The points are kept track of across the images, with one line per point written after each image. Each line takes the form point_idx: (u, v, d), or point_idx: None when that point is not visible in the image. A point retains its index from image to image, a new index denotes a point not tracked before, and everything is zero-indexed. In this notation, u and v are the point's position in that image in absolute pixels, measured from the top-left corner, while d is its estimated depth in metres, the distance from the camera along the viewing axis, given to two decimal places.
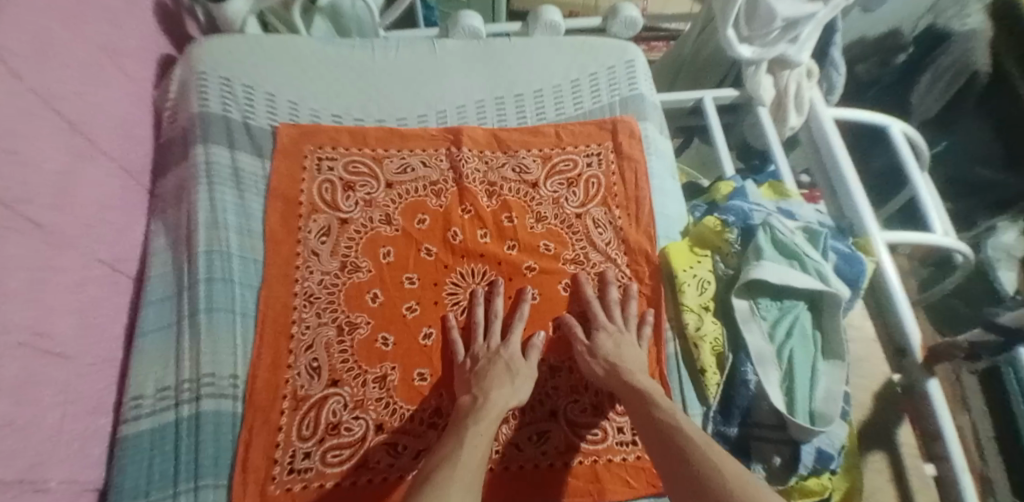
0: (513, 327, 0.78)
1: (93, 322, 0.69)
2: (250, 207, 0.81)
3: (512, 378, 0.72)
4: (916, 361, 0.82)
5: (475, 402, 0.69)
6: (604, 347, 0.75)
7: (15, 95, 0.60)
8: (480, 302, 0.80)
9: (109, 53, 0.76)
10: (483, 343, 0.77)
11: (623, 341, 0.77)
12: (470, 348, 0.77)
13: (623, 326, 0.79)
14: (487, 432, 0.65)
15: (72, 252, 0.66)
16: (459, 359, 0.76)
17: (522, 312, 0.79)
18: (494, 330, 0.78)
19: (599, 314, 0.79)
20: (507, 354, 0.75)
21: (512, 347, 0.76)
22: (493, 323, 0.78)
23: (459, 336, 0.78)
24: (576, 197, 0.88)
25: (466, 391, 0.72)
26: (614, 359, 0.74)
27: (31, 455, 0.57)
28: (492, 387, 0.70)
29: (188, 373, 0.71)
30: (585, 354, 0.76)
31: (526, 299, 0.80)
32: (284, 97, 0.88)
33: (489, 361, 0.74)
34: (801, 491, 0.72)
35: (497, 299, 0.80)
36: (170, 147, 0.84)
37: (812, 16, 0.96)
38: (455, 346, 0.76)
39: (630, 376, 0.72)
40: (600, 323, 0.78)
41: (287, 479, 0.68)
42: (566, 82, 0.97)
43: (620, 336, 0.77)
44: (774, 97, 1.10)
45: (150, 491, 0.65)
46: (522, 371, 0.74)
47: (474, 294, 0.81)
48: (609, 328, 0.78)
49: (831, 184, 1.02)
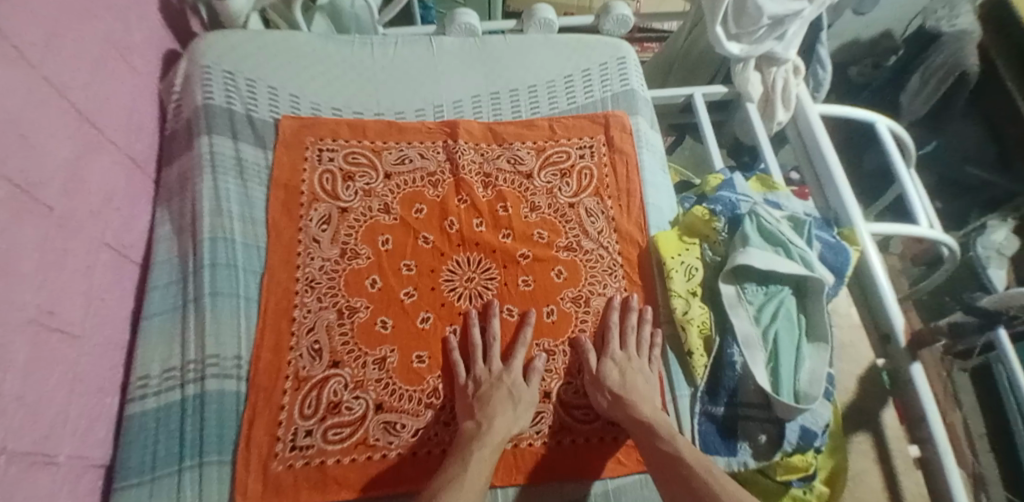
0: (515, 352, 0.78)
1: (99, 304, 0.71)
2: (252, 195, 0.83)
3: (513, 406, 0.74)
4: (901, 347, 0.85)
5: (480, 429, 0.71)
6: (610, 377, 0.76)
7: (28, 82, 0.62)
8: (475, 325, 0.79)
9: (114, 45, 0.78)
10: (484, 366, 0.77)
11: (632, 368, 0.77)
12: (471, 370, 0.77)
13: (635, 352, 0.80)
14: (491, 460, 0.68)
15: (81, 235, 0.68)
16: (460, 381, 0.76)
17: (524, 338, 0.79)
18: (495, 354, 0.78)
19: (613, 339, 0.80)
20: (510, 380, 0.75)
21: (514, 371, 0.77)
22: (492, 346, 0.78)
23: (459, 356, 0.78)
24: (570, 187, 0.91)
25: (470, 416, 0.72)
26: (620, 392, 0.75)
27: (42, 429, 0.59)
28: (496, 414, 0.72)
29: (193, 354, 0.73)
30: (594, 384, 0.76)
31: (530, 323, 0.80)
32: (286, 91, 0.91)
33: (491, 386, 0.74)
34: (786, 467, 0.74)
35: (494, 320, 0.80)
36: (174, 138, 0.87)
37: (798, 14, 1.00)
38: (456, 367, 0.77)
39: (636, 410, 0.73)
40: (610, 350, 0.79)
41: (289, 455, 0.71)
42: (560, 77, 1.00)
43: (628, 364, 0.78)
44: (762, 93, 1.13)
45: (155, 467, 0.68)
46: (524, 398, 0.75)
47: (468, 314, 0.81)
48: (617, 356, 0.78)
49: (818, 179, 1.05)
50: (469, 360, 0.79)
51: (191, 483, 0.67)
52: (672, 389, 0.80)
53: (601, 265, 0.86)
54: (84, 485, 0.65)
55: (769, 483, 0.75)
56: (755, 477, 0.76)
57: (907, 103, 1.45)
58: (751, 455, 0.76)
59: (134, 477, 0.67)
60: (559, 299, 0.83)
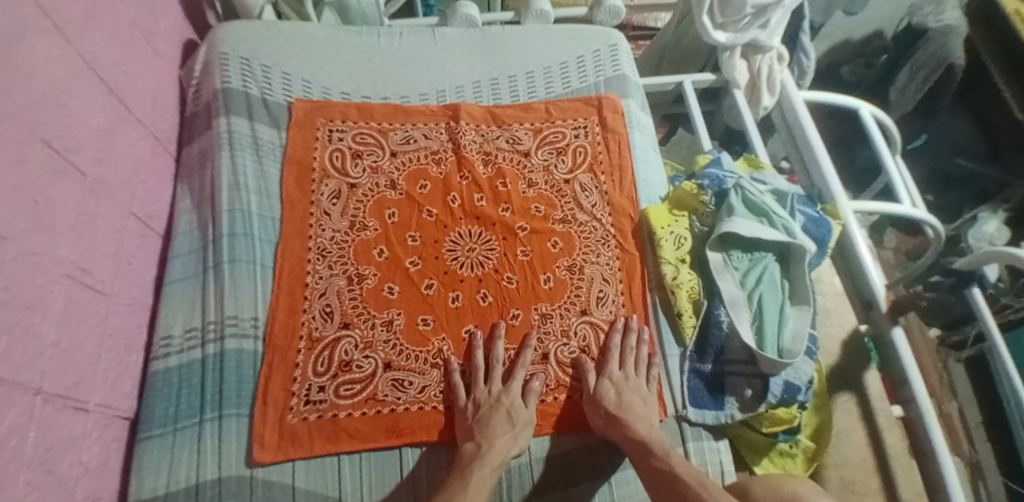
0: (515, 373, 0.79)
1: (128, 266, 0.77)
2: (267, 171, 0.89)
3: (512, 427, 0.75)
4: (883, 311, 0.89)
5: (479, 450, 0.72)
6: (607, 398, 0.77)
7: (65, 59, 0.68)
8: (479, 347, 0.81)
9: (140, 31, 0.86)
10: (484, 388, 0.78)
11: (630, 388, 0.79)
12: (472, 392, 0.78)
13: (633, 372, 0.81)
14: (491, 482, 0.69)
15: (110, 201, 0.74)
16: (460, 404, 0.77)
17: (524, 360, 0.80)
18: (496, 376, 0.79)
19: (612, 359, 0.81)
20: (508, 402, 0.77)
21: (514, 392, 0.78)
22: (494, 367, 0.80)
23: (460, 379, 0.79)
24: (565, 164, 0.96)
25: (470, 438, 0.74)
26: (616, 410, 0.76)
27: (76, 375, 0.64)
28: (496, 435, 0.73)
29: (213, 315, 0.78)
30: (591, 402, 0.78)
31: (531, 345, 0.81)
32: (298, 76, 0.97)
33: (491, 408, 0.76)
34: (772, 419, 0.80)
35: (497, 344, 0.81)
36: (194, 120, 0.94)
37: (779, 4, 1.06)
38: (456, 390, 0.77)
39: (630, 428, 0.74)
40: (607, 370, 0.80)
41: (303, 409, 0.75)
42: (555, 64, 1.05)
43: (625, 384, 0.79)
44: (749, 79, 1.18)
45: (178, 418, 0.73)
46: (522, 418, 0.76)
47: (473, 338, 0.82)
48: (615, 376, 0.80)
49: (803, 160, 1.10)
50: (470, 381, 0.80)
51: (211, 434, 0.72)
52: (663, 348, 0.85)
53: (595, 235, 0.91)
54: (110, 434, 0.70)
55: (758, 435, 0.82)
56: (743, 430, 0.83)
57: (896, 98, 1.50)
58: (738, 408, 0.80)
59: (158, 428, 0.72)
60: (555, 267, 0.88)
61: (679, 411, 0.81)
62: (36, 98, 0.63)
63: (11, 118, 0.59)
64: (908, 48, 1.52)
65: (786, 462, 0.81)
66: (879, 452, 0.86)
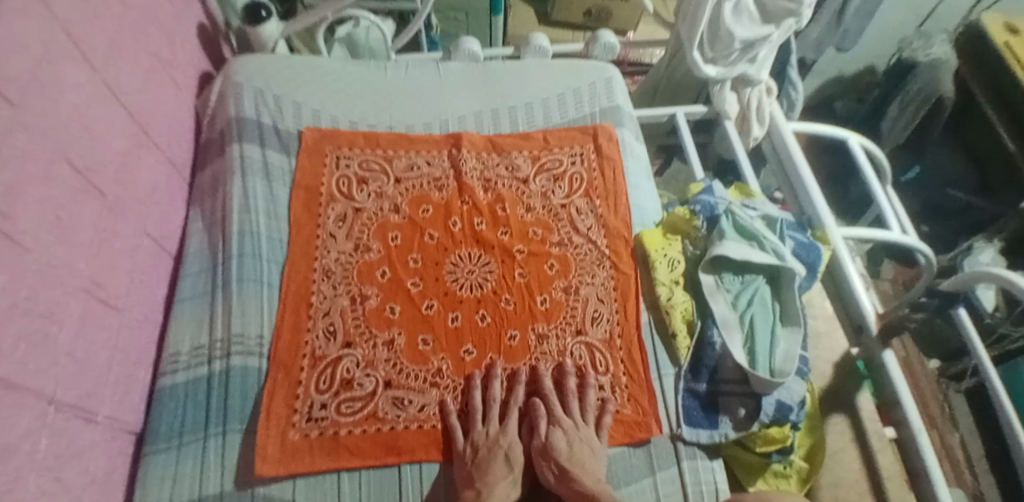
0: (511, 413, 0.81)
1: (139, 283, 0.81)
2: (276, 194, 0.93)
3: (510, 471, 0.77)
4: (874, 335, 0.91)
5: (480, 498, 0.72)
6: (558, 446, 0.78)
7: (91, 89, 0.74)
8: (477, 387, 0.81)
9: (162, 64, 0.92)
10: (482, 428, 0.79)
11: (580, 438, 0.78)
12: (470, 434, 0.79)
13: (583, 420, 0.81)
14: None
15: (124, 221, 0.79)
16: (458, 447, 0.77)
17: (517, 396, 0.82)
18: (493, 416, 0.80)
19: (558, 407, 0.81)
20: (506, 444, 0.78)
21: (508, 434, 0.79)
22: (492, 407, 0.81)
23: (458, 422, 0.79)
24: (562, 190, 1.00)
25: (469, 485, 0.74)
26: (564, 461, 0.76)
27: (86, 386, 0.67)
28: (496, 482, 0.74)
29: (220, 334, 0.81)
30: (541, 451, 0.79)
31: (521, 381, 0.83)
32: (308, 106, 1.02)
33: (489, 452, 0.76)
34: (764, 438, 0.82)
35: (494, 385, 0.82)
36: (207, 146, 0.99)
37: (766, 39, 1.11)
38: (454, 433, 0.78)
39: (576, 481, 0.74)
40: (558, 418, 0.80)
41: (305, 426, 0.77)
42: (553, 95, 1.10)
43: (576, 433, 0.78)
44: (738, 112, 1.23)
45: (183, 432, 0.75)
46: (517, 459, 0.78)
47: (472, 375, 0.83)
48: (565, 423, 0.80)
49: (793, 189, 1.13)
50: (468, 423, 0.81)
51: (216, 448, 0.74)
52: (657, 367, 0.87)
53: (590, 258, 0.94)
54: (117, 447, 0.72)
55: (751, 455, 0.83)
56: (736, 451, 0.83)
57: (886, 131, 1.59)
58: (731, 427, 0.82)
59: (163, 442, 0.74)
60: (551, 288, 0.90)
61: (675, 430, 0.82)
62: (62, 123, 0.68)
63: (40, 141, 0.64)
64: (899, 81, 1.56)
65: (780, 482, 0.82)
66: (873, 476, 0.87)
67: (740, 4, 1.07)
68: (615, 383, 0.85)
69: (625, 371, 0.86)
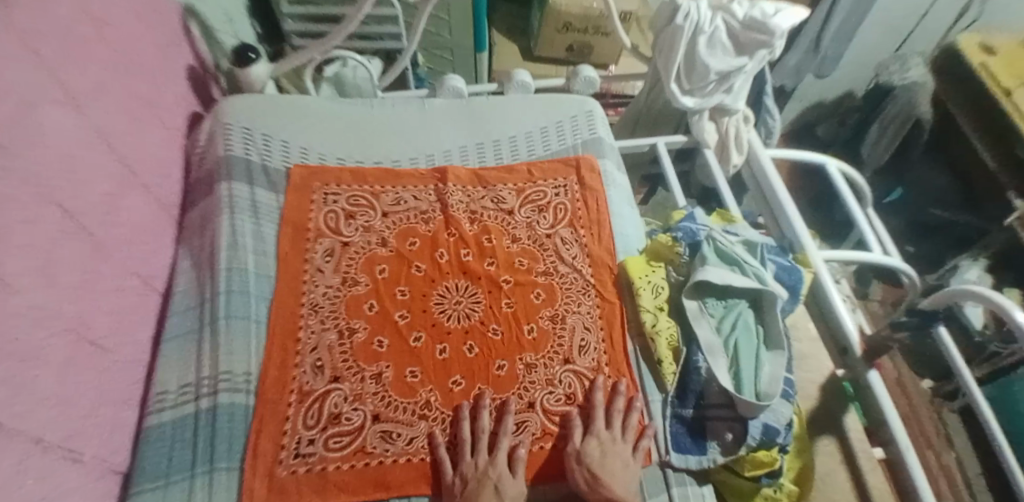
0: (500, 441, 0.80)
1: (126, 322, 0.81)
2: (264, 231, 0.94)
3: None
4: (857, 356, 0.92)
5: None
6: (591, 454, 0.78)
7: (82, 132, 0.76)
8: (465, 419, 0.81)
9: (151, 107, 0.94)
10: (471, 460, 0.78)
11: (614, 449, 0.79)
12: (459, 466, 0.78)
13: (620, 435, 0.82)
14: None
15: (112, 261, 0.80)
16: (448, 479, 0.76)
17: (506, 427, 0.81)
18: (482, 446, 0.79)
19: (598, 418, 0.83)
20: (496, 475, 0.76)
21: (500, 463, 0.78)
22: (481, 438, 0.80)
23: (447, 454, 0.79)
24: (547, 220, 1.02)
25: None
26: (598, 470, 0.77)
27: (71, 427, 0.67)
28: None
29: (207, 371, 0.81)
30: (574, 458, 0.79)
31: (511, 411, 0.82)
32: (296, 144, 1.04)
33: (478, 484, 0.75)
34: (753, 462, 0.81)
35: (482, 415, 0.81)
36: (196, 185, 1.01)
37: (741, 69, 1.15)
38: (443, 465, 0.77)
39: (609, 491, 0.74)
40: (594, 428, 0.82)
41: (292, 462, 0.77)
42: (536, 129, 1.14)
43: (611, 444, 0.80)
44: (717, 140, 1.27)
45: (169, 472, 0.74)
46: (510, 491, 0.76)
47: (460, 407, 0.83)
48: (602, 435, 0.81)
49: (774, 214, 1.16)
50: (457, 455, 0.80)
51: (202, 487, 0.73)
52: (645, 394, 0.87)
53: (576, 286, 0.95)
54: (103, 488, 0.72)
55: (742, 480, 0.83)
56: (726, 475, 0.83)
57: (867, 154, 1.65)
58: (720, 452, 0.82)
59: (149, 482, 0.73)
60: (538, 317, 0.91)
61: (663, 457, 0.83)
62: (52, 166, 0.70)
63: (27, 184, 0.65)
64: (877, 105, 1.62)
65: None
66: (863, 495, 0.87)
67: (713, 37, 1.11)
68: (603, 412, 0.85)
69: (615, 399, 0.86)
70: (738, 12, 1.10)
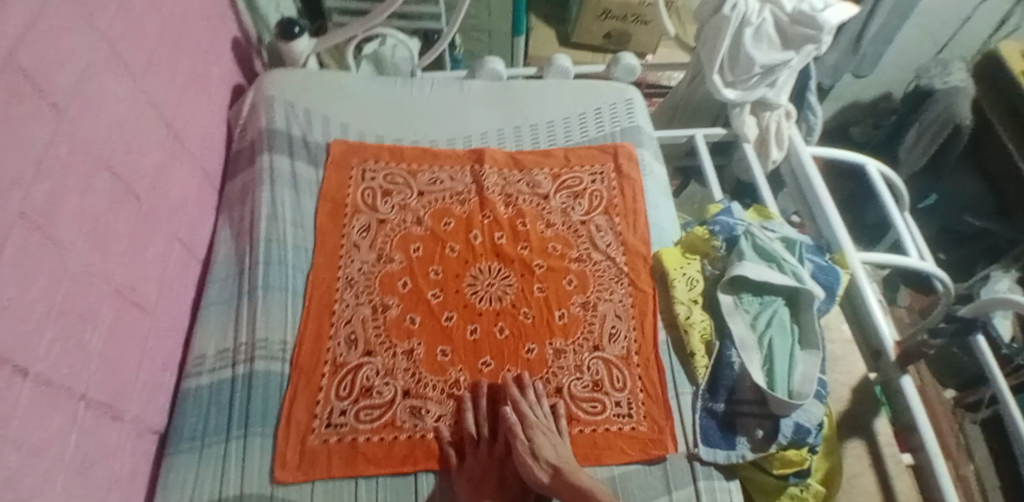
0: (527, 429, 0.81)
1: (170, 286, 0.83)
2: (304, 205, 0.95)
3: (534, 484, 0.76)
4: (891, 360, 0.90)
5: None
6: (540, 446, 0.77)
7: (134, 99, 0.78)
8: (467, 411, 0.81)
9: (198, 77, 0.96)
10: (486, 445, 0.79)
11: (545, 428, 0.79)
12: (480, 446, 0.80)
13: (542, 416, 0.81)
14: None
15: (158, 226, 0.82)
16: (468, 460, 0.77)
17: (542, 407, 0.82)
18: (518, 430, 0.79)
19: (524, 409, 0.80)
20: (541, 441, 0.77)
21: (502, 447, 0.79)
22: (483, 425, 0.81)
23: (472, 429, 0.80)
24: (582, 207, 1.02)
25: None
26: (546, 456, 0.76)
27: (116, 386, 0.70)
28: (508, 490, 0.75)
29: (244, 339, 0.83)
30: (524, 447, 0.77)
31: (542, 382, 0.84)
32: (336, 120, 1.05)
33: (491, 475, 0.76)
34: (782, 460, 0.81)
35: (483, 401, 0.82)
36: (238, 155, 1.02)
37: (786, 64, 1.13)
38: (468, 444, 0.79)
39: (572, 475, 0.74)
40: (524, 416, 0.79)
41: (325, 431, 0.78)
42: (574, 115, 1.13)
43: (540, 426, 0.79)
44: (758, 135, 1.23)
45: (206, 434, 0.76)
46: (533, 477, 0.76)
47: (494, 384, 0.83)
48: (534, 421, 0.79)
49: (812, 213, 1.13)
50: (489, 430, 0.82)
51: (237, 450, 0.75)
52: (675, 386, 0.86)
53: (609, 274, 0.95)
54: (141, 447, 0.75)
55: (769, 477, 0.82)
56: (753, 472, 0.82)
57: (904, 156, 1.59)
58: (749, 448, 0.81)
59: (186, 444, 0.76)
60: (569, 304, 0.91)
61: (691, 449, 0.82)
62: (106, 131, 0.71)
63: (82, 146, 0.67)
64: (916, 108, 1.58)
65: None
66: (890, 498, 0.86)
67: (760, 30, 1.09)
68: (632, 401, 0.84)
69: (642, 388, 0.85)
70: (787, 5, 1.08)
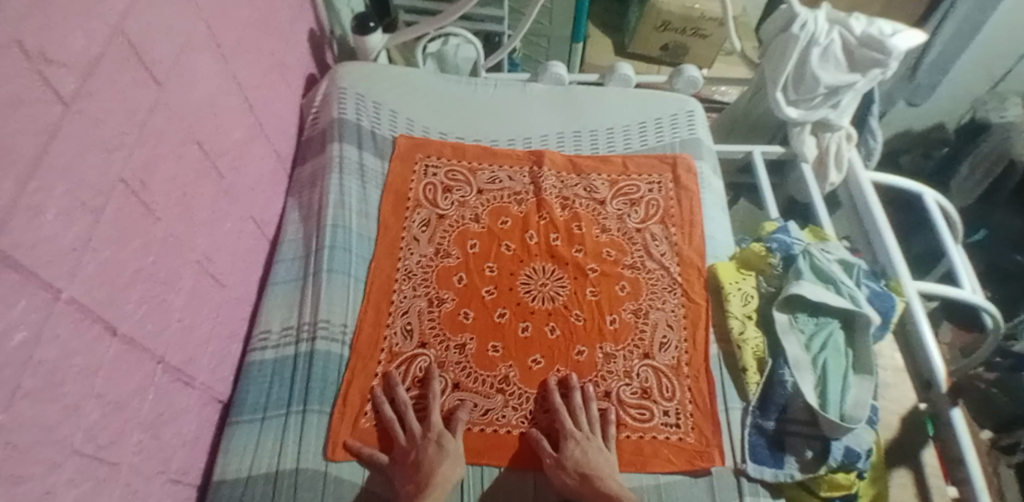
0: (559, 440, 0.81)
1: (241, 262, 0.87)
2: (369, 195, 0.99)
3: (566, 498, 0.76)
4: (941, 391, 0.88)
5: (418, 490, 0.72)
6: (572, 455, 0.77)
7: (222, 79, 0.81)
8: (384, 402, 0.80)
9: (278, 64, 1.00)
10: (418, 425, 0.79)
11: (591, 447, 0.78)
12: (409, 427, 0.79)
13: (588, 429, 0.81)
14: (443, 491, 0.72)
15: (235, 204, 0.85)
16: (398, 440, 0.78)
17: (590, 408, 0.83)
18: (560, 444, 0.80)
19: (566, 421, 0.80)
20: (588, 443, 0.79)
21: (436, 427, 0.78)
22: (406, 413, 0.80)
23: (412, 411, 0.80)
24: (637, 215, 1.02)
25: (409, 481, 0.73)
26: (584, 468, 0.76)
27: (189, 352, 0.73)
28: (433, 467, 0.74)
29: (308, 318, 0.86)
30: (555, 467, 0.77)
31: (592, 388, 0.85)
32: (403, 115, 1.08)
33: (422, 449, 0.75)
34: (829, 483, 0.80)
35: (398, 388, 0.81)
36: (309, 142, 1.06)
37: (852, 86, 1.11)
38: (393, 428, 0.78)
39: (601, 483, 0.75)
40: (567, 430, 0.79)
41: (375, 415, 0.80)
42: (634, 123, 1.13)
43: (587, 443, 0.78)
44: (817, 155, 1.23)
45: (267, 406, 0.80)
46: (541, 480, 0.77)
47: (546, 382, 0.85)
48: (577, 435, 0.79)
49: (868, 237, 1.11)
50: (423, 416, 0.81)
51: (295, 425, 0.78)
52: (725, 400, 0.86)
53: (662, 283, 0.95)
54: (207, 413, 0.78)
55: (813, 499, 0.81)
56: (799, 493, 0.82)
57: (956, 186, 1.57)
58: (798, 468, 0.80)
59: (248, 414, 0.80)
60: (621, 309, 0.92)
61: (739, 464, 0.81)
62: (197, 110, 0.75)
63: (176, 120, 0.70)
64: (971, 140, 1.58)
65: None
66: None
67: (827, 50, 1.08)
68: (680, 411, 0.85)
69: (691, 399, 0.86)
70: (857, 26, 1.06)
